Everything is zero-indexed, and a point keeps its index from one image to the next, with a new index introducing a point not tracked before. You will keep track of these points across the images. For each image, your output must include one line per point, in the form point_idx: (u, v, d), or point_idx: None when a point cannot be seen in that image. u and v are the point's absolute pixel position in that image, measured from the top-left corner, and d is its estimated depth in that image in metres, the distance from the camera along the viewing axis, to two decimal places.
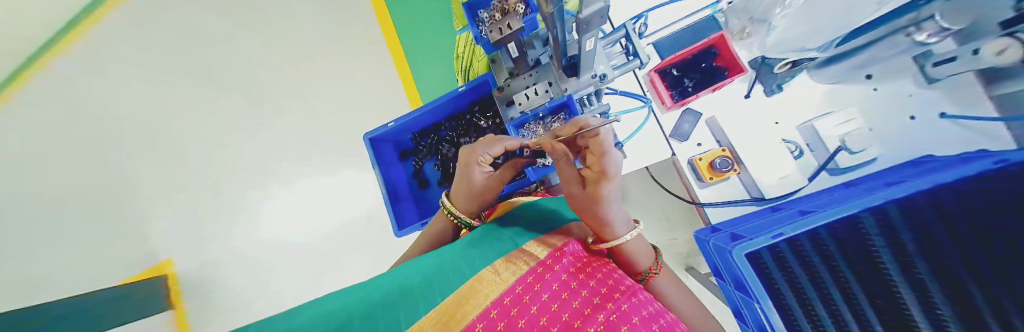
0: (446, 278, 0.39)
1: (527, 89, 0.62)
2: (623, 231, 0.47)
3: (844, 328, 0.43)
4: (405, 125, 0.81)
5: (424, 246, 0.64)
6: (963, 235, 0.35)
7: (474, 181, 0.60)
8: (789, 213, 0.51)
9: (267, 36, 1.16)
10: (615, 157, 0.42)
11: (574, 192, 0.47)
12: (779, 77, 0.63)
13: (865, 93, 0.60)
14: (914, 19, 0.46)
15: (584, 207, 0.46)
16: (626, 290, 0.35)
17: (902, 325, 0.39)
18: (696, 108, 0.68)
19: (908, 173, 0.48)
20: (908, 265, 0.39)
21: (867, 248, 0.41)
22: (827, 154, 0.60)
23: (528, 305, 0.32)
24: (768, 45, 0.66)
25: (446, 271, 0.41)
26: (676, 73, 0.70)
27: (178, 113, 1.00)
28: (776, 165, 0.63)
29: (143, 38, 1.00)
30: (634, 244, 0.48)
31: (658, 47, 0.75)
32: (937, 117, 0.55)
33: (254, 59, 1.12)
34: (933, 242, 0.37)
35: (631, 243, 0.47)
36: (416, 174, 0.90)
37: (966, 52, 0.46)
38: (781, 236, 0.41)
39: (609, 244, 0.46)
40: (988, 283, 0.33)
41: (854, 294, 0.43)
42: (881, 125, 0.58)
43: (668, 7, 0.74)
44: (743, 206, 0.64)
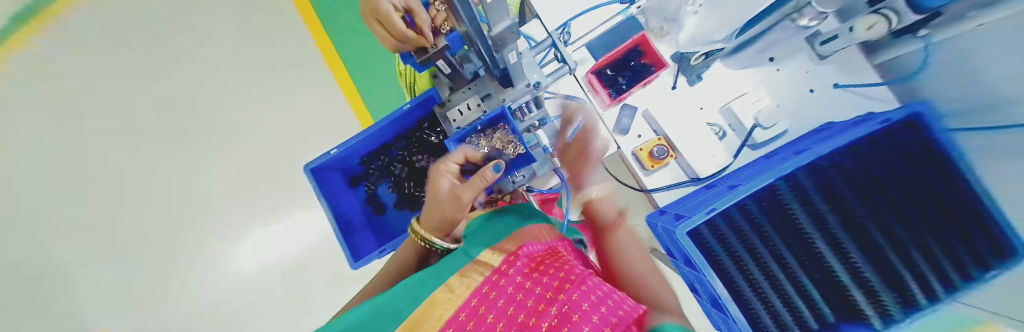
0: (397, 305, 0.30)
1: (462, 103, 0.54)
2: None
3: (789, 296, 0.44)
4: (353, 149, 0.65)
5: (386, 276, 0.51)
6: (869, 189, 0.41)
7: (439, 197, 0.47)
8: (721, 188, 0.55)
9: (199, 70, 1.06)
10: None
11: None
12: (697, 67, 0.65)
13: (771, 74, 0.63)
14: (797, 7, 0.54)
15: None
16: (576, 279, 0.30)
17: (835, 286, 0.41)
18: (631, 102, 0.67)
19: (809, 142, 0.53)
20: (831, 226, 0.42)
21: (789, 213, 0.45)
22: (745, 132, 0.61)
23: (483, 317, 0.26)
24: (683, 41, 0.67)
25: (393, 301, 0.31)
26: (610, 73, 0.70)
27: None
28: (706, 146, 0.63)
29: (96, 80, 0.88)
30: None
31: (591, 49, 0.73)
32: (831, 87, 0.59)
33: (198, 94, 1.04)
34: (847, 205, 0.42)
35: None
36: (370, 200, 0.69)
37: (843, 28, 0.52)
38: (713, 211, 0.49)
39: None
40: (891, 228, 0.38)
41: (786, 259, 0.45)
42: (786, 100, 0.62)
43: (591, 14, 0.73)
44: (684, 188, 0.63)
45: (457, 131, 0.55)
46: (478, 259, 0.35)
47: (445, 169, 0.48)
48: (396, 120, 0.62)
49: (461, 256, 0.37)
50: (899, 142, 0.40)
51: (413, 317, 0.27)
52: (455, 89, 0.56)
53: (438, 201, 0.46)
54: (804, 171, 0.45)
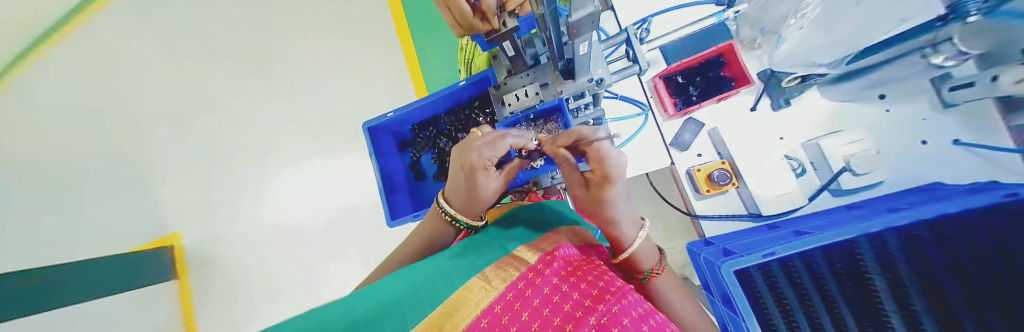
0: (431, 286, 0.28)
1: (520, 89, 0.51)
2: (631, 234, 0.40)
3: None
4: (407, 115, 0.66)
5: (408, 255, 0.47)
6: (963, 260, 0.36)
7: (480, 191, 0.43)
8: (783, 233, 0.49)
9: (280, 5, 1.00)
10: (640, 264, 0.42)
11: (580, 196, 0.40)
12: (788, 91, 0.58)
13: (876, 114, 0.54)
14: (932, 40, 0.45)
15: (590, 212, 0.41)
16: (617, 291, 0.28)
17: None
18: (699, 117, 0.61)
19: (914, 200, 0.45)
20: (902, 295, 0.39)
21: (861, 274, 0.41)
22: (831, 174, 0.54)
23: (518, 314, 0.25)
24: (778, 57, 0.59)
25: (425, 280, 0.30)
26: (681, 81, 0.64)
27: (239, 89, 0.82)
28: (776, 181, 0.57)
29: None
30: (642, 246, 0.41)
31: (665, 52, 0.66)
32: (948, 143, 0.50)
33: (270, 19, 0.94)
34: (928, 267, 0.38)
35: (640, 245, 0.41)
36: (412, 166, 0.72)
37: (984, 76, 0.44)
38: (773, 255, 0.42)
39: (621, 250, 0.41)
40: (983, 312, 0.35)
41: (837, 304, 0.43)
42: (889, 147, 0.53)
43: (675, 13, 0.67)
44: (740, 222, 0.58)
45: (509, 116, 0.52)
46: (513, 252, 0.35)
47: (483, 162, 0.39)
48: (451, 95, 0.62)
49: (496, 247, 0.36)
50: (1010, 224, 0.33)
51: (447, 302, 0.26)
52: (512, 73, 0.54)
53: (475, 194, 0.43)
54: (896, 234, 0.38)
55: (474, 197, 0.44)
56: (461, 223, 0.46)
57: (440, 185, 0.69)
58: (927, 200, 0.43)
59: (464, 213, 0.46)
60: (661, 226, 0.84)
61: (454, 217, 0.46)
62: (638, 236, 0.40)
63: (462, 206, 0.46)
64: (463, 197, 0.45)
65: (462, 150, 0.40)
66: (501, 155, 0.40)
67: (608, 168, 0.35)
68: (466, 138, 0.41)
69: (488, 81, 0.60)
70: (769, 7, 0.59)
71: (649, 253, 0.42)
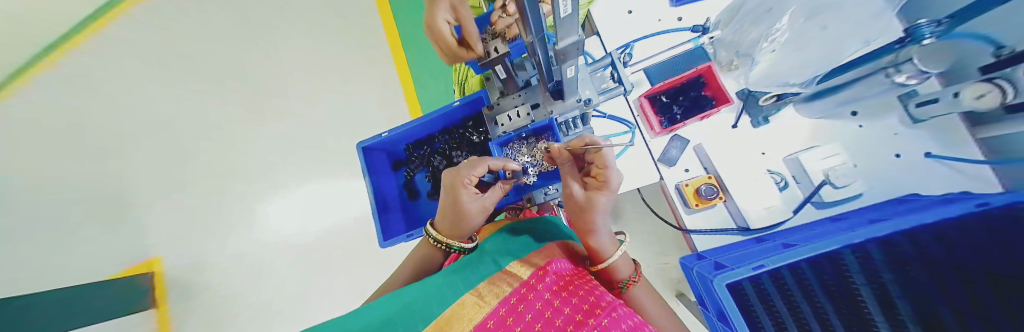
0: (425, 302, 0.29)
1: (511, 110, 0.52)
2: (609, 250, 0.42)
3: None
4: (402, 135, 0.67)
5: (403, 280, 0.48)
6: (940, 266, 0.37)
7: (465, 214, 0.45)
8: (771, 245, 0.50)
9: (279, 33, 1.04)
10: (615, 275, 0.42)
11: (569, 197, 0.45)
12: (766, 109, 0.61)
13: (849, 130, 0.57)
14: (893, 61, 0.50)
15: (575, 219, 0.44)
16: (607, 305, 0.28)
17: None
18: (684, 134, 0.63)
19: (891, 211, 0.47)
20: (891, 306, 0.40)
21: (847, 282, 0.42)
22: (812, 188, 0.56)
23: (510, 328, 0.25)
24: (754, 78, 0.63)
25: (419, 297, 0.30)
26: (665, 99, 0.67)
27: (231, 114, 0.83)
28: (762, 194, 0.58)
29: (184, 33, 0.84)
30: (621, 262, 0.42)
31: (648, 74, 0.70)
32: (922, 156, 0.52)
33: (266, 48, 0.98)
34: (910, 274, 0.39)
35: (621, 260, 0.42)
36: (406, 185, 0.72)
37: (948, 93, 0.46)
38: (761, 268, 0.43)
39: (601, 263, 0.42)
40: (963, 311, 0.35)
41: (826, 314, 0.43)
42: (865, 161, 0.55)
43: (655, 38, 0.71)
44: (729, 236, 0.59)
45: (502, 135, 0.53)
46: (505, 268, 0.35)
47: (466, 179, 0.45)
48: (445, 115, 0.64)
49: (489, 263, 0.37)
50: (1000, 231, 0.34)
51: (439, 320, 0.26)
52: (505, 94, 0.56)
53: (462, 217, 0.45)
54: (874, 243, 0.40)
55: (461, 221, 0.46)
56: (454, 247, 0.46)
57: (433, 203, 0.69)
58: (904, 211, 0.45)
59: (450, 235, 0.47)
60: (656, 240, 0.85)
61: (444, 242, 0.46)
62: (616, 249, 0.42)
63: (450, 228, 0.47)
64: (450, 219, 0.47)
65: (451, 172, 0.47)
66: (479, 175, 0.46)
67: (609, 175, 0.40)
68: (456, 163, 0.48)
69: (480, 100, 0.61)
70: (743, 31, 0.64)
71: (627, 269, 0.43)
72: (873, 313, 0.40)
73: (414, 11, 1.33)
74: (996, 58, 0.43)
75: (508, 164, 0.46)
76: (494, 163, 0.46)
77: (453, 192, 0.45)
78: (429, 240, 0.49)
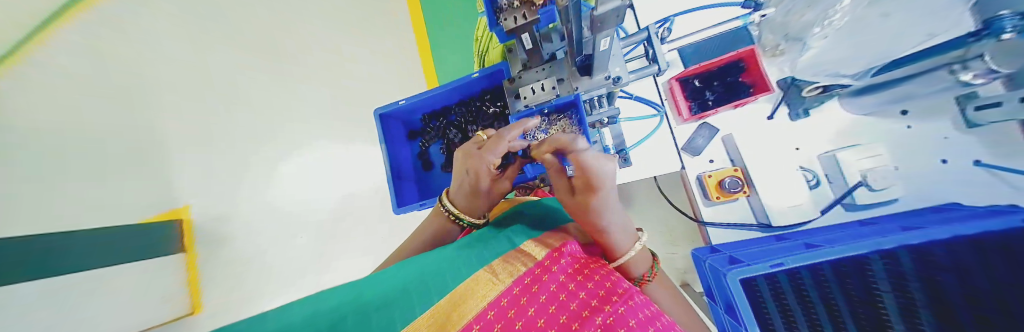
0: (439, 275, 0.29)
1: (534, 83, 0.50)
2: (624, 244, 0.39)
3: None
4: (419, 104, 0.65)
5: (413, 248, 0.46)
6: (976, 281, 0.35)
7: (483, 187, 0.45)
8: (793, 244, 0.48)
9: None
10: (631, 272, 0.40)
11: (564, 200, 0.40)
12: (807, 101, 0.56)
13: (895, 130, 0.53)
14: (961, 57, 0.44)
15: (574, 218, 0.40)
16: (624, 294, 0.28)
17: None
18: (713, 123, 0.60)
19: (926, 219, 0.44)
20: (911, 314, 0.39)
21: (869, 286, 0.41)
22: (845, 188, 0.53)
23: (523, 309, 0.25)
24: (800, 66, 0.58)
25: (434, 268, 0.30)
26: (698, 84, 0.62)
27: None
28: (790, 191, 0.55)
29: None
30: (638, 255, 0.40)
31: (684, 53, 0.65)
32: (969, 163, 0.48)
33: None
34: (940, 286, 0.37)
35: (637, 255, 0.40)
36: (421, 156, 0.72)
37: (1012, 98, 0.41)
38: (780, 266, 0.42)
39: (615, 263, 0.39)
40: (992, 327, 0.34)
41: (841, 313, 0.43)
42: (908, 164, 0.51)
43: (697, 14, 0.66)
44: (746, 231, 0.57)
45: (523, 109, 0.51)
46: (520, 247, 0.35)
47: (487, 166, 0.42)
48: (464, 86, 0.61)
49: (503, 240, 0.36)
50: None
51: (454, 293, 0.26)
52: (528, 66, 0.53)
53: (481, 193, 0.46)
54: (907, 251, 0.38)
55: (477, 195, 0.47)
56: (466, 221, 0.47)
57: (447, 176, 0.69)
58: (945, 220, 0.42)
59: (467, 212, 0.47)
60: (667, 230, 0.84)
61: (459, 216, 0.47)
62: (635, 245, 0.39)
63: (466, 202, 0.47)
64: (466, 192, 0.46)
65: (462, 155, 0.44)
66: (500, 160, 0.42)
67: (590, 175, 0.35)
68: (470, 142, 0.45)
69: (500, 72, 0.58)
70: (796, 12, 0.56)
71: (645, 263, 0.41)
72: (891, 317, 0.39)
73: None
74: None
75: (529, 122, 0.41)
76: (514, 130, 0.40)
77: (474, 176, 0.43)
78: (444, 212, 0.48)
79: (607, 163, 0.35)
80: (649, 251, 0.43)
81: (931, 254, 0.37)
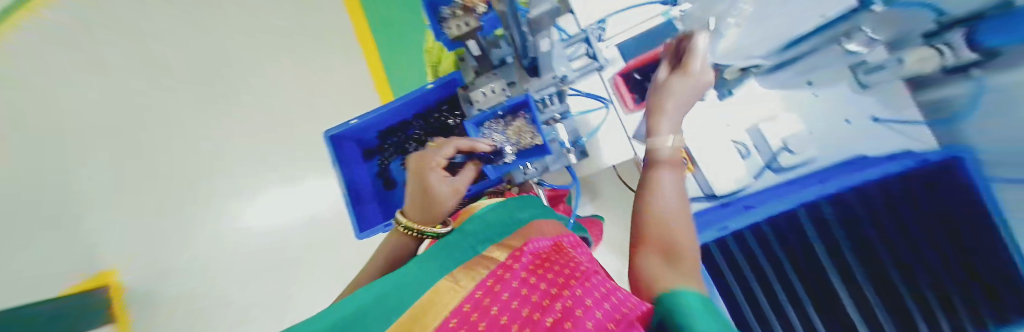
0: (402, 293, 0.29)
1: (487, 86, 0.52)
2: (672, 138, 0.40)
3: (770, 282, 0.57)
4: (374, 121, 0.65)
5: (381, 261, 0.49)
6: (891, 230, 0.50)
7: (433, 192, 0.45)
8: (737, 208, 0.61)
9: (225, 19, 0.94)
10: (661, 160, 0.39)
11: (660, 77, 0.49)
12: (729, 82, 0.63)
13: (805, 99, 0.58)
14: (848, 29, 0.54)
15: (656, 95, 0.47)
16: (581, 276, 0.30)
17: (818, 281, 0.54)
18: None
19: (838, 174, 0.54)
20: (837, 253, 0.53)
21: (802, 239, 0.55)
22: (771, 154, 0.59)
23: (487, 309, 0.26)
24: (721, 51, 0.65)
25: (398, 286, 0.31)
26: (638, 77, 0.68)
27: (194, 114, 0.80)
28: (726, 162, 0.62)
29: None
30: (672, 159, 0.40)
31: (622, 49, 0.71)
32: (869, 121, 0.53)
33: None
34: (855, 228, 0.52)
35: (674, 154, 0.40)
36: (382, 174, 0.71)
37: (892, 59, 0.51)
38: (727, 228, 0.61)
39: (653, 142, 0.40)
40: (905, 259, 0.49)
41: (780, 260, 0.57)
42: (822, 128, 0.57)
43: (632, 11, 0.71)
44: (697, 203, 0.63)
45: (478, 114, 0.53)
46: (484, 254, 0.36)
47: (433, 163, 0.46)
48: (419, 98, 0.62)
49: (468, 250, 0.38)
50: (926, 186, 0.47)
51: (415, 308, 0.27)
52: (480, 72, 0.55)
53: (434, 201, 0.45)
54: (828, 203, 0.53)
55: (431, 203, 0.45)
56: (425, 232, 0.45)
57: None
58: None
59: (422, 223, 0.46)
60: None
61: (415, 229, 0.45)
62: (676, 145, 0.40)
63: (421, 214, 0.46)
64: (420, 199, 0.45)
65: (420, 158, 0.48)
66: (449, 158, 0.47)
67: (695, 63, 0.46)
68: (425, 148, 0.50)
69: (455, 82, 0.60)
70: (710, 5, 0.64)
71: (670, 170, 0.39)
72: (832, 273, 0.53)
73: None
74: (937, 23, 0.47)
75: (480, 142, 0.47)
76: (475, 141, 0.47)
77: (421, 178, 0.46)
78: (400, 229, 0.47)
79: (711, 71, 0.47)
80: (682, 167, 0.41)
81: (847, 216, 0.52)
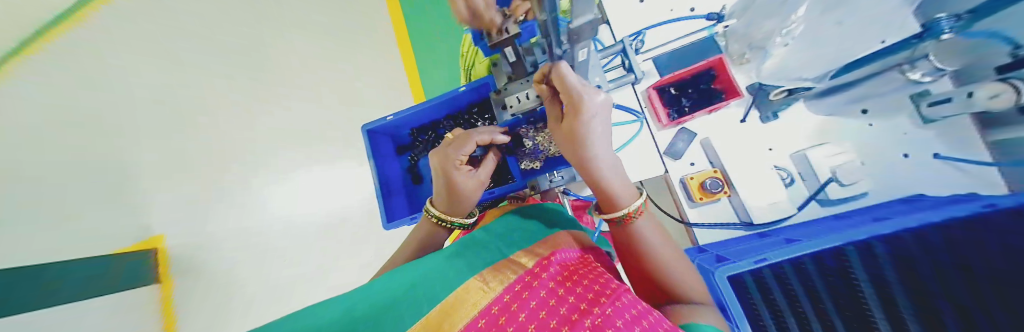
0: (429, 284, 0.29)
1: (521, 92, 0.50)
2: (627, 202, 0.40)
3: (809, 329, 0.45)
4: (407, 119, 0.67)
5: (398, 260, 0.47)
6: (953, 281, 0.34)
7: (460, 189, 0.46)
8: (775, 240, 0.50)
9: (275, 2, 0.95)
10: (634, 231, 0.39)
11: (552, 127, 0.42)
12: (775, 104, 0.60)
13: (859, 128, 0.56)
14: (910, 57, 0.49)
15: (569, 154, 0.41)
16: (612, 294, 0.28)
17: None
18: (691, 128, 0.63)
19: (895, 210, 0.47)
20: (891, 304, 0.38)
21: (851, 284, 0.41)
22: (818, 185, 0.55)
23: (514, 314, 0.25)
24: (766, 72, 0.63)
25: (425, 278, 0.31)
26: (674, 92, 0.66)
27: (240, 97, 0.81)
28: (766, 188, 0.58)
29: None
30: (640, 225, 0.39)
31: (657, 63, 0.69)
32: (930, 157, 0.51)
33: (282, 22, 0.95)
34: (916, 277, 0.36)
35: (638, 222, 0.39)
36: (411, 169, 0.72)
37: (960, 93, 0.45)
38: (763, 261, 0.45)
39: (611, 216, 0.40)
40: (987, 306, 0.32)
41: (826, 308, 0.44)
42: (875, 160, 0.54)
43: (669, 26, 0.70)
44: (731, 230, 0.59)
45: (510, 119, 0.52)
46: (511, 257, 0.35)
47: (455, 160, 0.45)
48: (452, 100, 0.63)
49: (495, 251, 0.37)
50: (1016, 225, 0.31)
51: (444, 303, 0.26)
52: (513, 78, 0.53)
53: (461, 199, 0.47)
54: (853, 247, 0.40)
55: (456, 199, 0.47)
56: (456, 223, 0.48)
57: None
58: (912, 209, 0.45)
59: (452, 214, 0.48)
60: None
61: (445, 219, 0.47)
62: (631, 202, 0.39)
63: (448, 207, 0.48)
64: (445, 192, 0.46)
65: (439, 155, 0.46)
66: (467, 153, 0.46)
67: (575, 97, 0.35)
68: (440, 145, 0.47)
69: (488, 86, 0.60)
70: (758, 23, 0.60)
71: (647, 223, 0.40)
72: (877, 318, 0.39)
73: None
74: (1013, 58, 0.40)
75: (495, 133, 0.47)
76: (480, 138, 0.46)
77: (446, 177, 0.45)
78: (429, 217, 0.48)
79: (596, 93, 0.36)
80: (634, 186, 0.41)
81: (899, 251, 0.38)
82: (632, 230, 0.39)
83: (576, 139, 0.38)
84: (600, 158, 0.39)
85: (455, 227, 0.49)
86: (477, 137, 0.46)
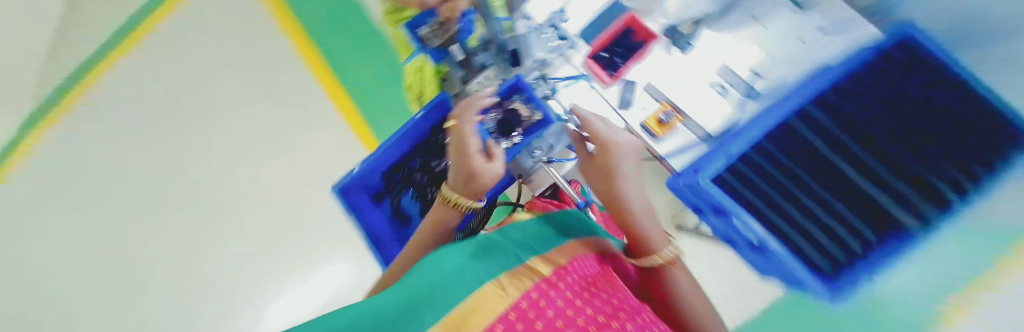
0: (444, 288, 0.28)
1: (478, 78, 0.59)
2: (663, 248, 0.41)
3: (794, 197, 0.51)
4: (373, 164, 0.67)
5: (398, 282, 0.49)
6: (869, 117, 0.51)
7: (479, 176, 0.44)
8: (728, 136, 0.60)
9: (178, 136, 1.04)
10: (669, 276, 0.41)
11: (586, 162, 0.50)
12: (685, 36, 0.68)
13: (756, 33, 0.64)
14: None
15: (601, 190, 0.47)
16: (629, 310, 0.32)
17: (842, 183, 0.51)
18: (630, 77, 0.70)
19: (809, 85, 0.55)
20: (850, 154, 0.51)
21: (807, 146, 0.53)
22: (744, 84, 0.63)
23: (534, 322, 0.25)
24: (671, 15, 0.72)
25: (441, 281, 0.30)
26: (606, 54, 0.73)
27: None
28: (710, 105, 0.64)
29: None
30: (676, 274, 0.42)
31: (583, 35, 0.76)
32: (818, 34, 0.58)
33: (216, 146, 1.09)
34: (850, 124, 0.52)
35: (675, 274, 0.41)
36: (394, 213, 0.71)
37: None
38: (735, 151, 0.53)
39: (648, 262, 0.41)
40: (911, 140, 0.48)
41: (806, 179, 0.52)
42: (778, 48, 0.62)
43: None
44: (698, 147, 0.63)
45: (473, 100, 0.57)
46: (528, 262, 0.36)
47: (463, 143, 0.44)
48: (414, 127, 0.65)
49: (511, 257, 0.38)
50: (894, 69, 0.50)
51: (460, 306, 0.25)
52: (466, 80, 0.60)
53: (478, 181, 0.45)
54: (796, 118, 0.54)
55: (474, 182, 0.46)
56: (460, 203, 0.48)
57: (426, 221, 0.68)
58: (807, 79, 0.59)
59: (471, 197, 0.48)
60: None
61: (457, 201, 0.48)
62: (671, 247, 0.41)
63: (466, 191, 0.48)
64: (455, 171, 0.47)
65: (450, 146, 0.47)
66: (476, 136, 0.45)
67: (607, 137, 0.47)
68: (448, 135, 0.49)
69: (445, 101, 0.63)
70: None
71: (683, 273, 0.42)
72: (841, 164, 0.51)
73: (351, 76, 1.48)
74: None
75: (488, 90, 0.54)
76: (483, 95, 0.51)
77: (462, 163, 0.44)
78: (444, 200, 0.49)
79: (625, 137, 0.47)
80: (670, 238, 0.44)
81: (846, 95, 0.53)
82: (672, 279, 0.41)
83: (606, 169, 0.45)
84: (625, 190, 0.44)
85: (468, 209, 0.49)
86: (473, 117, 0.47)
